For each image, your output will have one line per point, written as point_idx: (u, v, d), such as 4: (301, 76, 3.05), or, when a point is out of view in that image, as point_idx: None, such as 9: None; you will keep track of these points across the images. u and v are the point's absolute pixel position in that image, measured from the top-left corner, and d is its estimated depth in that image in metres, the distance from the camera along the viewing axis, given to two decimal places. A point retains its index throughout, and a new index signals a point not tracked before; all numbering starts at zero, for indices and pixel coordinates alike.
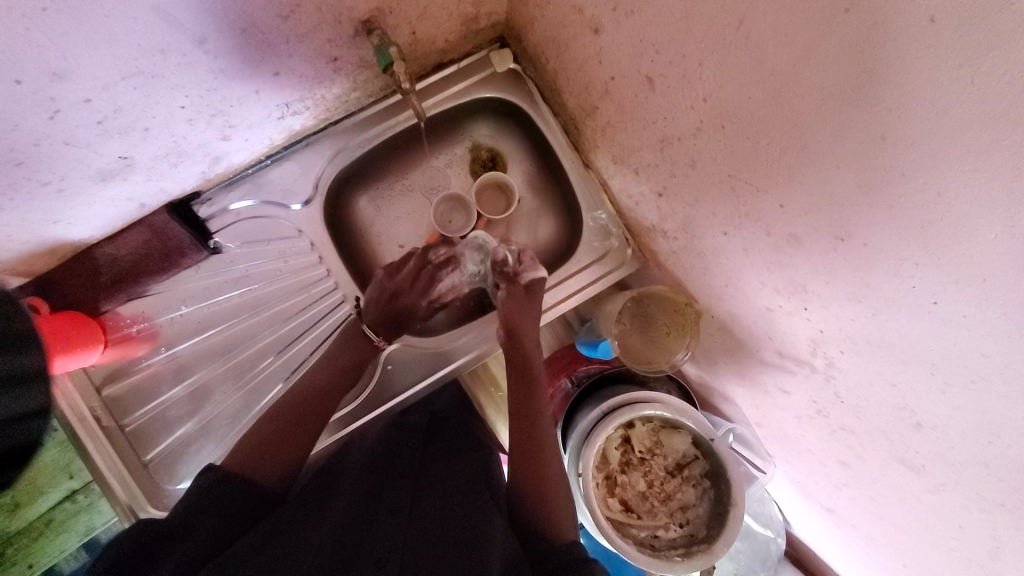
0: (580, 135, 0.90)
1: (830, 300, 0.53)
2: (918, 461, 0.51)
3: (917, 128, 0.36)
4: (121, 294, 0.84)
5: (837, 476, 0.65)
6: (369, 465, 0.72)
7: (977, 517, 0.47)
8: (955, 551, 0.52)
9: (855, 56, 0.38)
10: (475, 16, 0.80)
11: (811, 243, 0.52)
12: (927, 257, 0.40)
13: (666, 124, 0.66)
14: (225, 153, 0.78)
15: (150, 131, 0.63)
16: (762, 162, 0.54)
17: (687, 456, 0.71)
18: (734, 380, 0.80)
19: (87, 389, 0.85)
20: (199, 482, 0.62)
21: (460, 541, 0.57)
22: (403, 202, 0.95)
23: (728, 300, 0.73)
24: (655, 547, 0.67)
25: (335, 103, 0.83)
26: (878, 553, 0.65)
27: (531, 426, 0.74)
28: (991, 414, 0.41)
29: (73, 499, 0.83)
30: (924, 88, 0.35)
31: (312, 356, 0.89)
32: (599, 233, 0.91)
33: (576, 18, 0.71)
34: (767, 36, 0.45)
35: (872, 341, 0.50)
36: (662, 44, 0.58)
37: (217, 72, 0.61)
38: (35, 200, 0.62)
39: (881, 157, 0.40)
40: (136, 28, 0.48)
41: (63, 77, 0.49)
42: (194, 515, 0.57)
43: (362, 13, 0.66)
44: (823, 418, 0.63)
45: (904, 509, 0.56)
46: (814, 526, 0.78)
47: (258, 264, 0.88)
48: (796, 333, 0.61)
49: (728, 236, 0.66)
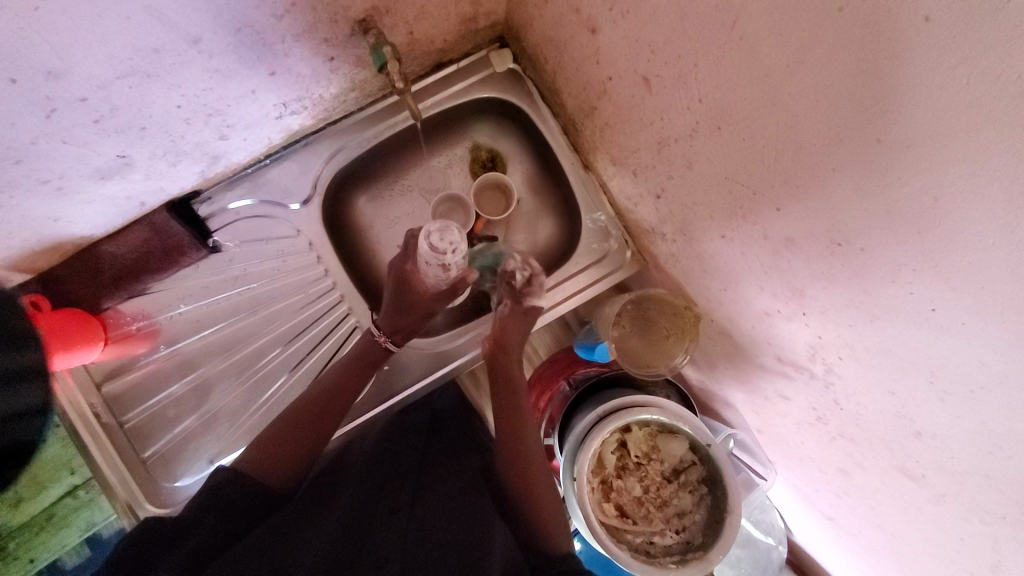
0: (579, 136, 0.89)
1: (828, 307, 0.52)
2: (919, 472, 0.50)
3: (912, 131, 0.35)
4: (122, 291, 0.84)
5: (837, 484, 0.64)
6: (369, 466, 0.72)
7: (978, 529, 0.46)
8: (957, 564, 0.51)
9: (850, 54, 0.37)
10: (473, 15, 0.80)
11: (808, 247, 0.51)
12: (924, 262, 0.39)
13: (663, 125, 0.65)
14: (223, 153, 0.78)
15: (148, 130, 0.64)
16: (760, 165, 0.53)
17: (684, 462, 0.70)
18: (734, 385, 0.79)
19: (87, 385, 0.86)
20: (209, 480, 0.63)
21: (460, 547, 0.57)
22: (403, 202, 0.94)
23: (727, 303, 0.72)
24: (650, 553, 0.66)
25: (333, 103, 0.83)
26: (879, 564, 0.64)
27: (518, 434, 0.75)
28: (993, 425, 0.40)
29: (75, 495, 0.84)
30: (918, 91, 0.34)
31: (311, 354, 0.90)
32: (598, 235, 0.91)
33: (574, 18, 0.70)
34: (760, 37, 0.44)
35: (871, 347, 0.49)
36: (658, 45, 0.58)
37: (213, 71, 0.61)
38: (34, 199, 0.63)
39: (880, 160, 0.39)
40: (131, 27, 0.49)
41: (58, 77, 0.49)
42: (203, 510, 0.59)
43: (357, 12, 0.66)
44: (823, 425, 0.62)
45: (905, 520, 0.55)
46: (814, 534, 0.77)
47: (256, 263, 0.89)
48: (795, 339, 0.60)
49: (726, 240, 0.65)
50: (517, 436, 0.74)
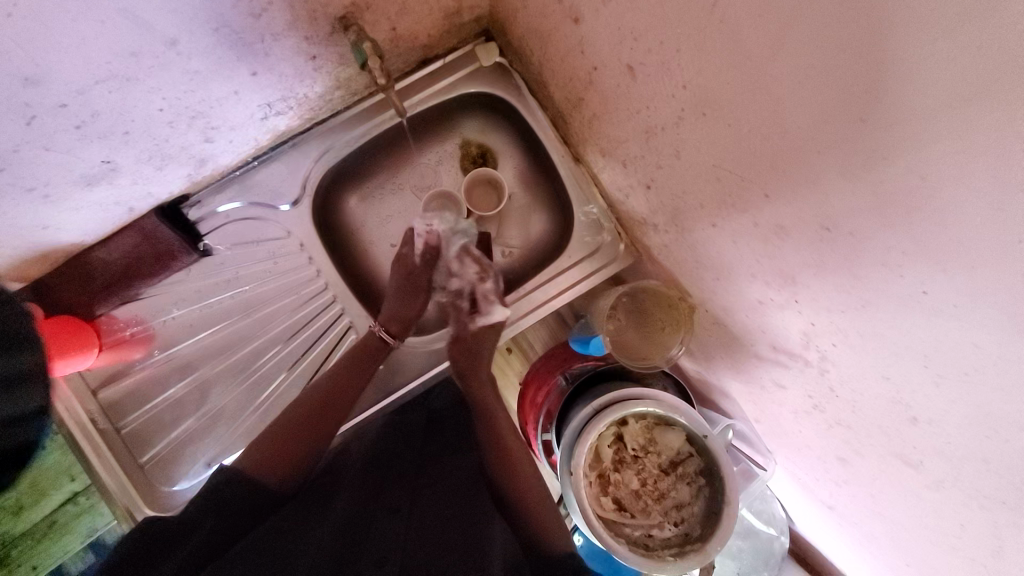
0: (568, 129, 0.88)
1: (820, 293, 0.51)
2: (916, 458, 0.49)
3: (896, 108, 0.35)
4: (115, 297, 0.85)
5: (836, 472, 0.64)
6: (366, 466, 0.71)
7: (977, 515, 0.45)
8: (958, 549, 0.50)
9: (829, 34, 0.37)
10: (457, 9, 0.79)
11: (797, 232, 0.51)
12: (913, 244, 0.38)
13: (649, 114, 0.64)
14: (211, 155, 0.78)
15: (131, 134, 0.64)
16: (746, 150, 0.52)
17: (681, 454, 0.69)
18: (731, 375, 0.78)
19: (84, 392, 0.86)
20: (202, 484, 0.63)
21: (459, 545, 0.56)
22: (395, 200, 0.94)
23: (721, 293, 0.71)
24: (649, 546, 0.66)
25: (319, 102, 0.83)
26: (881, 552, 0.63)
27: (502, 439, 0.75)
28: (988, 408, 0.39)
29: (76, 501, 0.84)
30: (899, 64, 0.33)
31: (306, 355, 0.90)
32: (590, 228, 0.90)
33: (557, 9, 0.69)
34: (739, 19, 0.44)
35: (864, 333, 0.48)
36: (640, 32, 0.57)
37: (194, 73, 0.61)
38: (21, 206, 0.63)
39: (864, 140, 0.38)
40: (106, 31, 0.48)
41: (35, 82, 0.49)
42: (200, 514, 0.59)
43: (337, 9, 0.65)
44: (820, 413, 0.61)
45: (905, 506, 0.54)
46: (816, 523, 0.76)
47: (249, 265, 0.89)
48: (789, 327, 0.59)
49: (716, 228, 0.64)
50: (500, 443, 0.75)
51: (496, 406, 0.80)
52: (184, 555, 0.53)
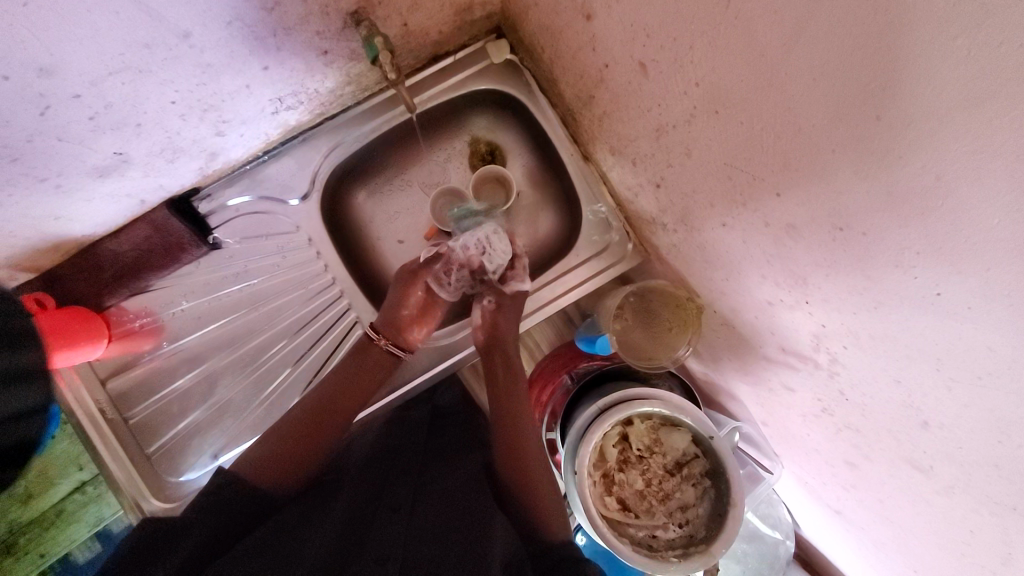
0: (578, 127, 0.88)
1: (831, 295, 0.51)
2: (927, 463, 0.48)
3: (912, 107, 0.34)
4: (125, 289, 0.85)
5: (844, 477, 0.63)
6: (370, 462, 0.71)
7: (988, 522, 0.45)
8: (967, 557, 0.49)
9: (845, 31, 0.36)
10: (468, 5, 0.79)
11: (810, 232, 0.50)
12: (928, 245, 0.38)
13: (660, 112, 0.64)
14: (222, 149, 0.79)
15: (143, 126, 0.64)
16: (758, 149, 0.51)
17: (687, 455, 0.68)
18: (739, 377, 0.78)
19: (93, 381, 0.87)
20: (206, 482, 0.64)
21: (461, 542, 0.56)
22: (403, 196, 0.94)
23: (730, 293, 0.71)
24: (653, 547, 0.66)
25: (330, 97, 0.83)
26: (890, 559, 0.62)
27: (515, 432, 0.74)
28: (1002, 413, 0.38)
29: (84, 491, 0.86)
30: (918, 60, 0.32)
31: (313, 349, 0.90)
32: (599, 227, 0.90)
33: (569, 5, 0.69)
34: (754, 15, 0.43)
35: (875, 335, 0.48)
36: (652, 28, 0.57)
37: (206, 66, 0.61)
38: (33, 196, 0.63)
39: (879, 139, 0.38)
40: (120, 22, 0.49)
41: (50, 73, 0.49)
42: (207, 511, 0.59)
43: (349, 4, 0.65)
44: (829, 416, 0.60)
45: (913, 512, 0.54)
46: (822, 528, 0.75)
47: (258, 259, 0.89)
48: (798, 328, 0.59)
49: (727, 227, 0.64)
50: (514, 433, 0.74)
51: (513, 394, 0.78)
52: (189, 551, 0.53)
